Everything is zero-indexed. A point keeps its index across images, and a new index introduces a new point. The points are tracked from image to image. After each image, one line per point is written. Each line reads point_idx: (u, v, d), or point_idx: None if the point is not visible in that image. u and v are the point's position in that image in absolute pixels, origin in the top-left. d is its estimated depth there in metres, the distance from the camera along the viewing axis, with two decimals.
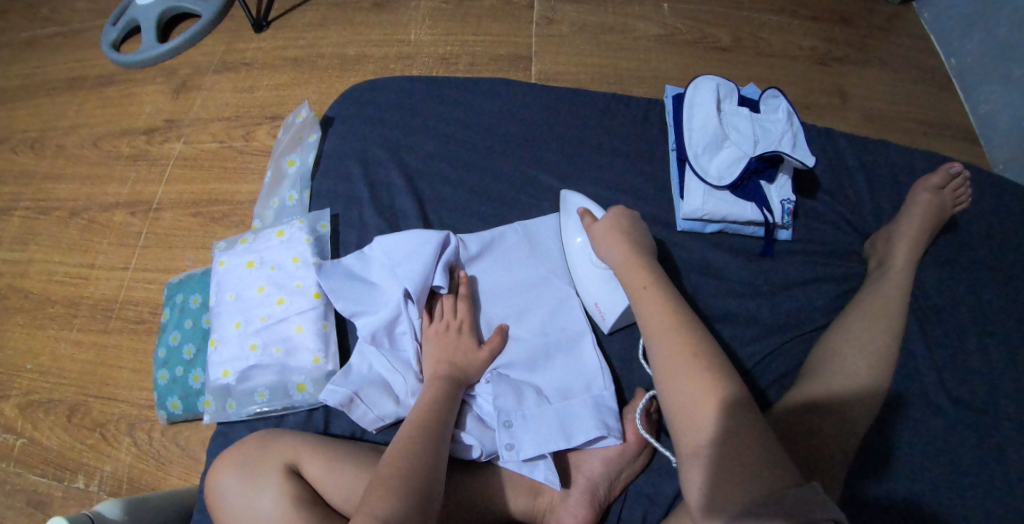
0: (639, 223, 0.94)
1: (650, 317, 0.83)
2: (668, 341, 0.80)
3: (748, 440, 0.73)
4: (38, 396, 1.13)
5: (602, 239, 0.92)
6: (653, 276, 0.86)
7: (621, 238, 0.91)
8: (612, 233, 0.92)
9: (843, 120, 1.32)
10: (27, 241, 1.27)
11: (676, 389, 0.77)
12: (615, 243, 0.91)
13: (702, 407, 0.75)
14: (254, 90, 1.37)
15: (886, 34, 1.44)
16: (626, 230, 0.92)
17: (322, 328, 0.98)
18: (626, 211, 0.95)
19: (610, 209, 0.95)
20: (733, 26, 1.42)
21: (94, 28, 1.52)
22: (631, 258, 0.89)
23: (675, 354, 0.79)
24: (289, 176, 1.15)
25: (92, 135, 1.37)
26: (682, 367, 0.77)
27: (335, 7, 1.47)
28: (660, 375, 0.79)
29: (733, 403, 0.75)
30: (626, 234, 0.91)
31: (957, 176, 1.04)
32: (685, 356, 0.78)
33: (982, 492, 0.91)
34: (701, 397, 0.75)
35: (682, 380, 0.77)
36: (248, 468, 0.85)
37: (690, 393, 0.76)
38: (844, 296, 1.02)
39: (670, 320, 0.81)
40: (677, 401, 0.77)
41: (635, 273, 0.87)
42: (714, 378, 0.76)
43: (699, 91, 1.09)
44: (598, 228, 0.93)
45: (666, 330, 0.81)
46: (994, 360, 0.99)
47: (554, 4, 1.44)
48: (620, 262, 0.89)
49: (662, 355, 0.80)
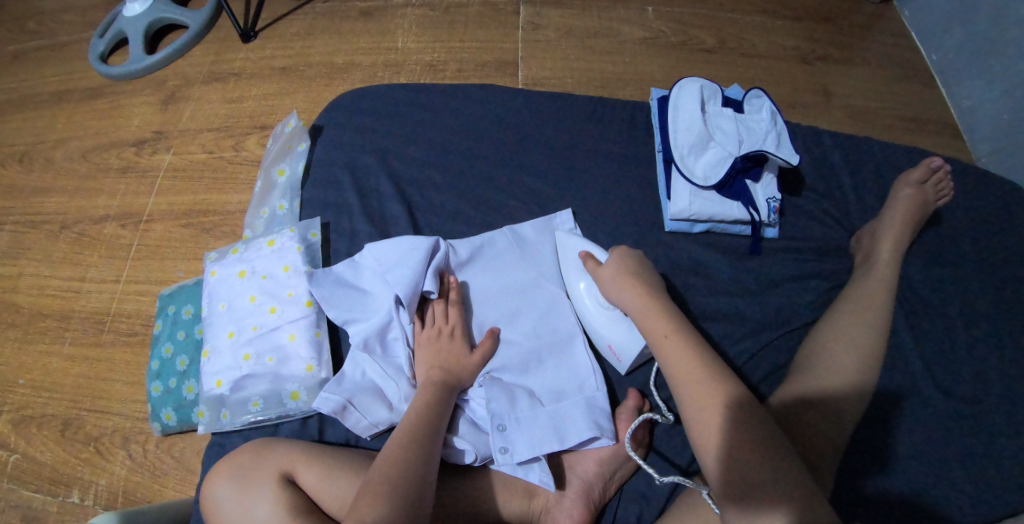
0: (644, 261, 0.94)
1: (676, 368, 0.82)
2: (699, 393, 0.79)
3: (791, 488, 0.73)
4: (32, 411, 1.13)
5: (613, 284, 0.91)
6: (670, 319, 0.86)
7: (632, 281, 0.90)
8: (623, 277, 0.91)
9: (827, 118, 1.34)
10: (17, 255, 1.27)
11: (714, 443, 0.77)
12: (628, 287, 0.90)
13: (740, 458, 0.75)
14: (243, 100, 1.38)
15: (867, 33, 1.45)
16: (635, 272, 0.91)
17: (315, 336, 0.98)
18: (630, 251, 0.94)
19: (612, 251, 0.94)
20: (717, 28, 1.44)
21: (81, 41, 1.52)
22: (646, 303, 0.88)
23: (708, 404, 0.79)
24: (278, 186, 1.15)
25: (80, 148, 1.37)
26: (716, 420, 0.78)
27: (322, 16, 1.48)
28: (696, 429, 0.79)
29: (771, 452, 0.75)
30: (636, 277, 0.90)
31: (938, 170, 1.07)
32: (717, 407, 0.78)
33: (971, 484, 0.92)
34: (738, 450, 0.76)
35: (718, 433, 0.77)
36: (243, 477, 0.86)
37: (729, 445, 0.76)
38: (832, 292, 1.03)
39: (697, 370, 0.81)
40: (716, 455, 0.77)
41: (653, 320, 0.86)
42: (748, 427, 0.77)
43: (684, 93, 1.10)
44: (607, 272, 0.92)
45: (695, 381, 0.80)
46: (981, 352, 1.00)
47: (539, 9, 1.45)
48: (636, 308, 0.88)
49: (693, 408, 0.79)
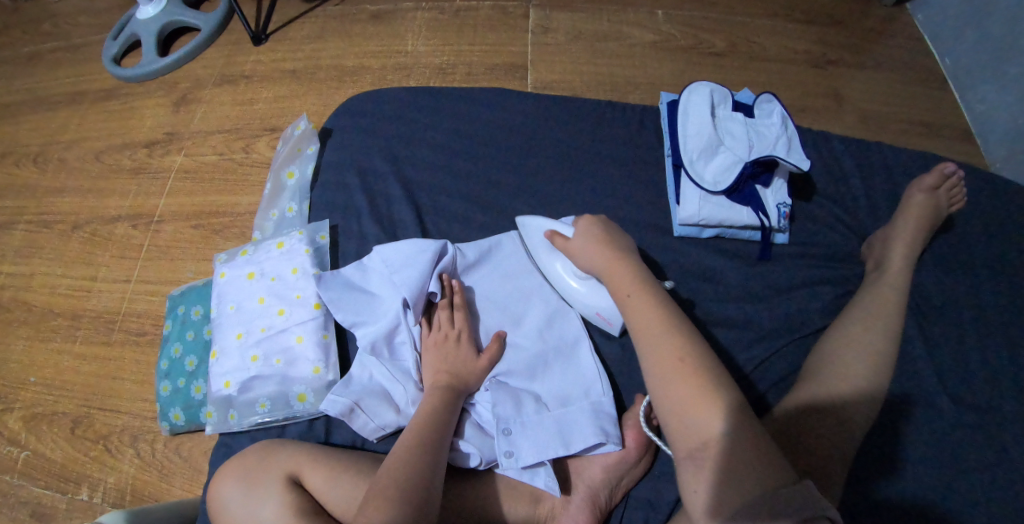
0: (615, 230, 0.94)
1: (639, 324, 0.82)
2: (657, 345, 0.79)
3: (740, 440, 0.72)
4: (42, 409, 1.13)
5: (582, 251, 0.92)
6: (636, 280, 0.86)
7: (600, 245, 0.91)
8: (591, 244, 0.92)
9: (838, 123, 1.33)
10: (30, 254, 1.28)
11: (667, 394, 0.77)
12: (597, 250, 0.91)
13: (692, 409, 0.75)
14: (254, 102, 1.39)
15: (880, 36, 1.44)
16: (604, 238, 0.92)
17: (322, 338, 0.99)
18: (600, 221, 0.95)
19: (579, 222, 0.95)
20: (728, 31, 1.43)
21: (96, 43, 1.54)
22: (615, 264, 0.88)
23: (663, 356, 0.78)
24: (287, 188, 1.16)
25: (93, 149, 1.38)
26: (670, 372, 0.77)
27: (333, 19, 1.49)
28: (652, 381, 0.79)
29: (725, 404, 0.74)
30: (604, 242, 0.91)
31: (952, 176, 1.05)
32: (673, 359, 0.78)
33: (984, 494, 0.91)
34: (692, 399, 0.75)
35: (673, 383, 0.76)
36: (250, 478, 0.86)
37: (683, 395, 0.75)
38: (842, 299, 1.02)
39: (658, 326, 0.81)
40: (671, 404, 0.76)
41: (619, 281, 0.87)
42: (703, 378, 0.76)
43: (693, 97, 1.09)
44: (576, 240, 0.93)
45: (655, 335, 0.80)
46: (995, 359, 0.99)
47: (549, 13, 1.45)
48: (605, 270, 0.89)
49: (650, 360, 0.79)
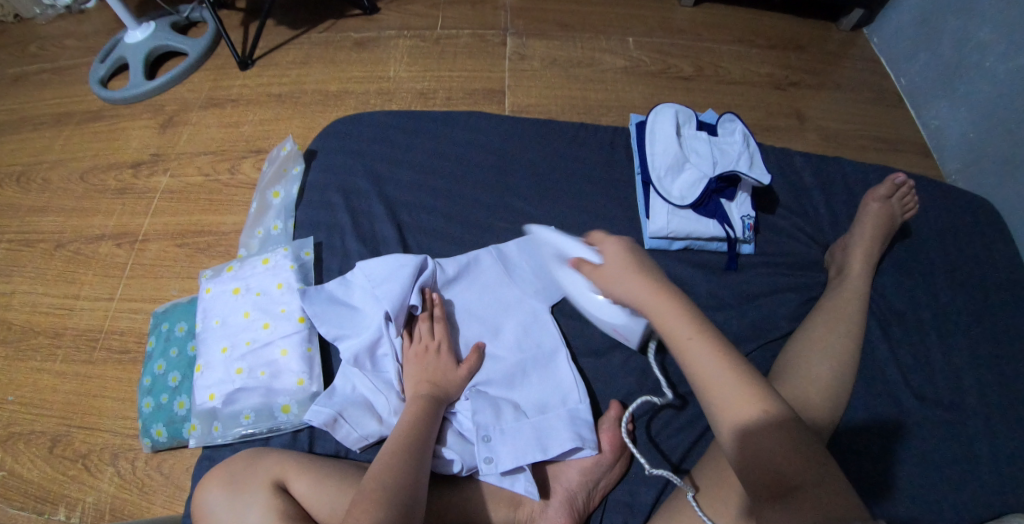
0: (644, 256, 0.87)
1: (702, 369, 0.78)
2: (732, 395, 0.76)
3: (832, 490, 0.70)
4: (21, 428, 1.13)
5: (618, 282, 0.85)
6: (689, 319, 0.80)
7: (640, 276, 0.84)
8: (630, 274, 0.85)
9: (801, 142, 1.40)
10: (11, 273, 1.29)
11: (753, 449, 0.73)
12: (639, 286, 0.83)
13: (782, 466, 0.72)
14: (239, 124, 1.42)
15: (837, 63, 1.53)
16: (640, 267, 0.85)
17: (306, 351, 1.01)
18: (627, 245, 0.88)
19: (609, 245, 0.88)
20: (695, 57, 1.51)
21: (82, 66, 1.57)
22: (659, 299, 0.82)
23: (739, 405, 0.75)
24: (273, 206, 1.19)
25: (77, 170, 1.40)
26: (755, 427, 0.74)
27: (318, 46, 1.54)
28: (732, 436, 0.75)
29: (813, 456, 0.72)
30: (642, 271, 0.85)
31: (903, 186, 1.13)
32: (755, 412, 0.74)
33: (943, 489, 0.95)
34: (782, 452, 0.72)
35: (758, 436, 0.73)
36: (235, 484, 0.87)
37: (772, 453, 0.72)
38: (806, 306, 1.07)
39: (728, 374, 0.76)
40: (756, 461, 0.73)
41: (669, 318, 0.81)
42: (789, 433, 0.73)
43: (660, 118, 1.16)
44: (609, 269, 0.86)
45: (729, 385, 0.76)
46: (952, 361, 1.05)
47: (526, 40, 1.52)
48: (650, 308, 0.82)
49: (728, 412, 0.75)
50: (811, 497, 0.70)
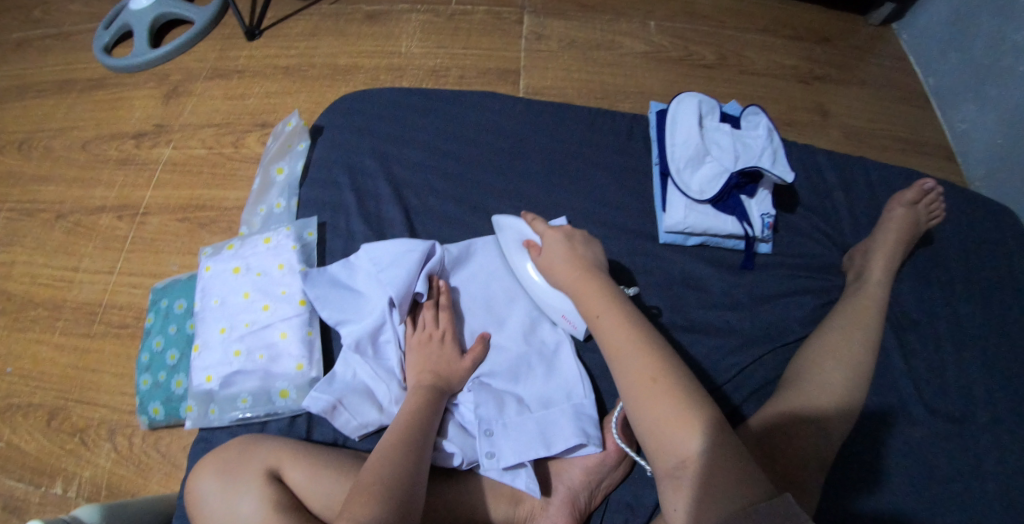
0: (586, 244, 0.96)
1: (608, 341, 0.84)
2: (629, 364, 0.81)
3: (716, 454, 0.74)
4: (18, 400, 1.12)
5: (551, 268, 0.94)
6: (605, 299, 0.88)
7: (569, 262, 0.93)
8: (561, 261, 0.93)
9: (823, 137, 1.35)
10: (11, 242, 1.27)
11: (643, 414, 0.78)
12: (563, 269, 0.93)
13: (667, 430, 0.76)
14: (245, 97, 1.38)
15: (864, 56, 1.48)
16: (573, 255, 0.93)
17: (306, 335, 0.98)
18: (569, 233, 0.96)
19: (547, 233, 0.96)
20: (718, 45, 1.46)
21: (87, 32, 1.53)
22: (581, 282, 0.90)
23: (634, 372, 0.80)
24: (276, 183, 1.16)
25: (80, 138, 1.37)
26: (642, 394, 0.79)
27: (328, 18, 1.49)
28: (627, 402, 0.81)
29: (699, 423, 0.76)
30: (573, 258, 0.93)
31: (931, 192, 1.09)
32: (646, 380, 0.79)
33: (955, 502, 0.93)
34: (668, 417, 0.77)
35: (647, 403, 0.78)
36: (229, 472, 0.85)
37: (657, 416, 0.77)
38: (822, 309, 1.04)
39: (628, 345, 0.83)
40: (646, 425, 0.78)
41: (589, 300, 0.89)
42: (675, 399, 0.77)
43: (682, 107, 1.12)
44: (544, 256, 0.95)
45: (629, 356, 0.82)
46: (969, 373, 1.01)
47: (544, 20, 1.47)
48: (572, 288, 0.91)
49: (623, 380, 0.81)
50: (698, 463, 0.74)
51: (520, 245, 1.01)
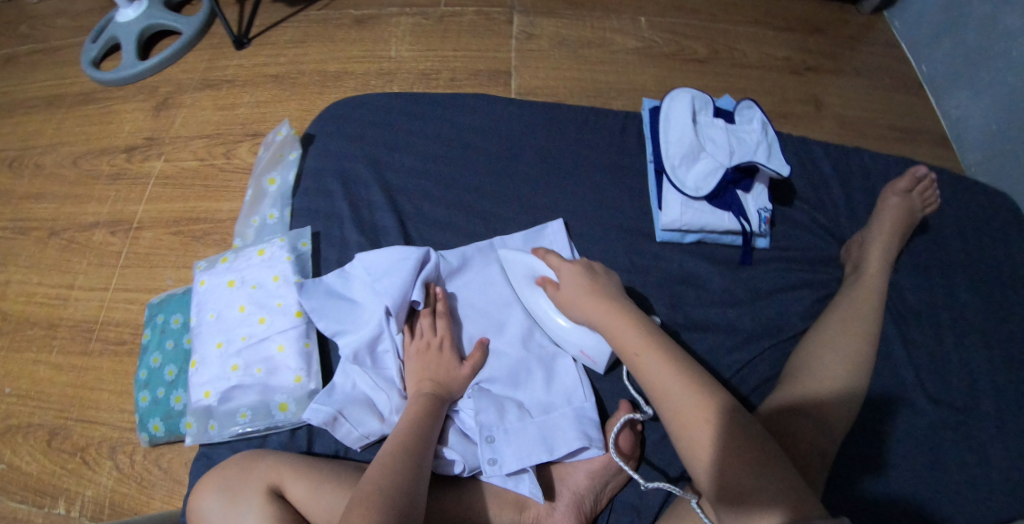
0: (604, 276, 0.92)
1: (654, 383, 0.81)
2: (684, 406, 0.79)
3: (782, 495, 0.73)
4: (17, 420, 1.11)
5: (576, 304, 0.90)
6: (640, 335, 0.85)
7: (595, 298, 0.89)
8: (586, 297, 0.90)
9: (818, 128, 1.34)
10: (5, 262, 1.26)
11: (706, 460, 0.77)
12: (591, 304, 0.89)
13: (734, 473, 0.75)
14: (235, 107, 1.37)
15: (857, 45, 1.47)
16: (597, 290, 0.90)
17: (304, 347, 0.97)
18: (585, 266, 0.93)
19: (567, 266, 0.93)
20: (710, 38, 1.45)
21: (74, 46, 1.52)
22: (612, 319, 0.87)
23: (688, 416, 0.78)
24: (269, 194, 1.15)
25: (70, 154, 1.36)
26: (705, 438, 0.77)
27: (316, 24, 1.48)
28: (686, 446, 0.78)
29: (766, 463, 0.75)
30: (598, 292, 0.90)
31: (924, 179, 1.08)
32: (703, 423, 0.78)
33: (962, 493, 0.92)
34: (730, 463, 0.75)
35: (706, 449, 0.77)
36: (229, 491, 0.85)
37: (724, 462, 0.75)
38: (822, 303, 1.03)
39: (676, 385, 0.80)
40: (710, 470, 0.76)
41: (623, 338, 0.85)
42: (738, 441, 0.76)
43: (675, 103, 1.11)
44: (567, 291, 0.92)
45: (678, 398, 0.79)
46: (972, 363, 1.01)
47: (533, 18, 1.45)
48: (602, 324, 0.87)
49: (680, 424, 0.79)
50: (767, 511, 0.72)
51: (530, 280, 0.98)
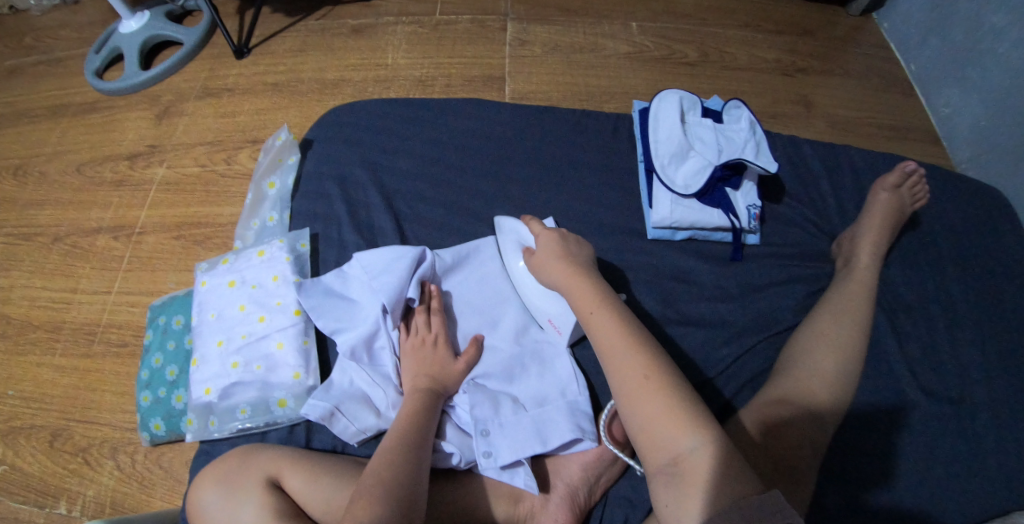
0: (577, 245, 0.97)
1: (602, 339, 0.84)
2: (622, 360, 0.82)
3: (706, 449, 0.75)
4: (20, 422, 1.13)
5: (544, 267, 0.94)
6: (597, 297, 0.88)
7: (561, 262, 0.93)
8: (553, 261, 0.94)
9: (808, 128, 1.36)
10: (9, 267, 1.28)
11: (635, 410, 0.79)
12: (556, 267, 0.93)
13: (662, 427, 0.77)
14: (236, 114, 1.40)
15: (846, 47, 1.50)
16: (563, 255, 0.94)
17: (303, 344, 0.99)
18: (562, 234, 0.97)
19: (544, 233, 0.98)
20: (700, 43, 1.48)
21: (78, 57, 1.56)
22: (573, 280, 0.91)
23: (627, 369, 0.81)
24: (268, 197, 1.17)
25: (74, 162, 1.39)
26: (638, 390, 0.79)
27: (315, 33, 1.52)
28: (620, 399, 0.81)
29: (694, 420, 0.76)
30: (566, 258, 0.94)
31: (913, 174, 1.10)
32: (638, 376, 0.80)
33: (955, 482, 0.93)
34: (658, 415, 0.77)
35: (640, 401, 0.79)
36: (229, 483, 0.86)
37: (651, 413, 0.78)
38: (812, 297, 1.05)
39: (620, 342, 0.83)
40: (639, 421, 0.78)
41: (581, 298, 0.89)
42: (668, 397, 0.78)
43: (664, 104, 1.13)
44: (537, 257, 0.96)
45: (621, 353, 0.82)
46: (963, 354, 1.02)
47: (526, 26, 1.49)
48: (564, 286, 0.91)
49: (617, 376, 0.81)
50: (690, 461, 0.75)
51: (519, 247, 1.03)
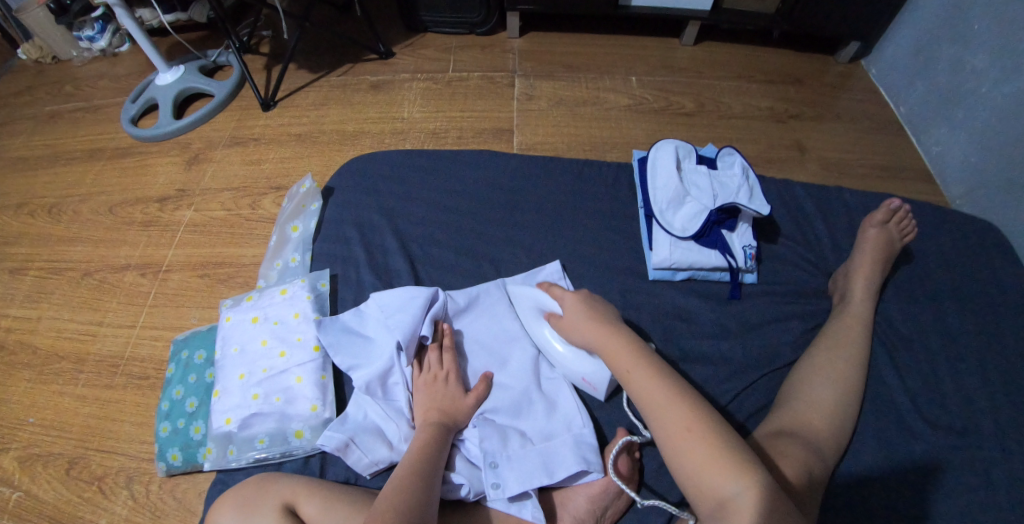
0: (604, 304, 1.02)
1: (644, 399, 0.90)
2: (665, 415, 0.87)
3: (751, 494, 0.80)
4: (39, 450, 1.16)
5: (575, 327, 0.99)
6: (632, 355, 0.93)
7: (595, 322, 0.98)
8: (586, 322, 0.98)
9: (802, 171, 1.43)
10: (39, 299, 1.34)
11: (681, 461, 0.85)
12: (589, 327, 0.98)
13: (709, 475, 0.82)
14: (260, 162, 1.49)
15: (836, 94, 1.59)
16: (595, 314, 0.99)
17: (320, 378, 1.04)
18: (588, 296, 1.02)
19: (569, 297, 1.02)
20: (697, 94, 1.57)
21: (114, 105, 1.66)
22: (607, 339, 0.96)
23: (671, 425, 0.86)
24: (291, 240, 1.25)
25: (106, 203, 1.47)
26: (681, 442, 0.85)
27: (335, 88, 1.62)
28: (667, 452, 0.86)
29: (738, 466, 0.82)
30: (599, 318, 0.99)
31: (898, 211, 1.15)
32: (683, 429, 0.85)
33: (958, 513, 0.95)
34: (703, 465, 0.83)
35: (685, 453, 0.84)
36: (245, 509, 0.90)
37: (698, 463, 0.83)
38: (810, 333, 1.10)
39: (660, 399, 0.88)
40: (688, 471, 0.84)
41: (618, 357, 0.94)
42: (709, 447, 0.83)
43: (660, 153, 1.21)
44: (568, 317, 1.00)
45: (663, 409, 0.88)
46: (964, 385, 1.06)
47: (533, 82, 1.59)
48: (598, 344, 0.96)
49: (661, 431, 0.87)
50: (739, 506, 0.80)
51: (537, 312, 1.07)
